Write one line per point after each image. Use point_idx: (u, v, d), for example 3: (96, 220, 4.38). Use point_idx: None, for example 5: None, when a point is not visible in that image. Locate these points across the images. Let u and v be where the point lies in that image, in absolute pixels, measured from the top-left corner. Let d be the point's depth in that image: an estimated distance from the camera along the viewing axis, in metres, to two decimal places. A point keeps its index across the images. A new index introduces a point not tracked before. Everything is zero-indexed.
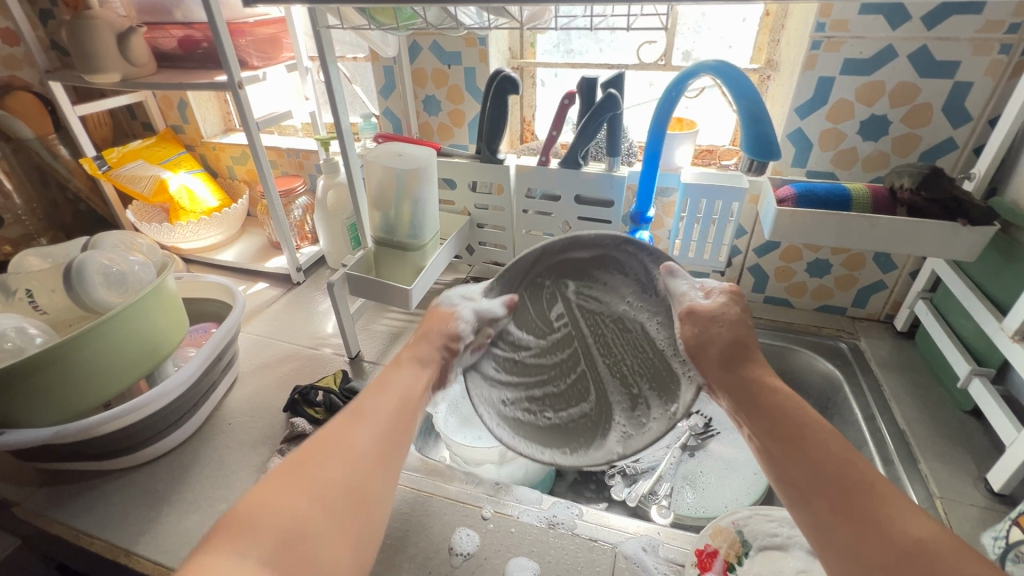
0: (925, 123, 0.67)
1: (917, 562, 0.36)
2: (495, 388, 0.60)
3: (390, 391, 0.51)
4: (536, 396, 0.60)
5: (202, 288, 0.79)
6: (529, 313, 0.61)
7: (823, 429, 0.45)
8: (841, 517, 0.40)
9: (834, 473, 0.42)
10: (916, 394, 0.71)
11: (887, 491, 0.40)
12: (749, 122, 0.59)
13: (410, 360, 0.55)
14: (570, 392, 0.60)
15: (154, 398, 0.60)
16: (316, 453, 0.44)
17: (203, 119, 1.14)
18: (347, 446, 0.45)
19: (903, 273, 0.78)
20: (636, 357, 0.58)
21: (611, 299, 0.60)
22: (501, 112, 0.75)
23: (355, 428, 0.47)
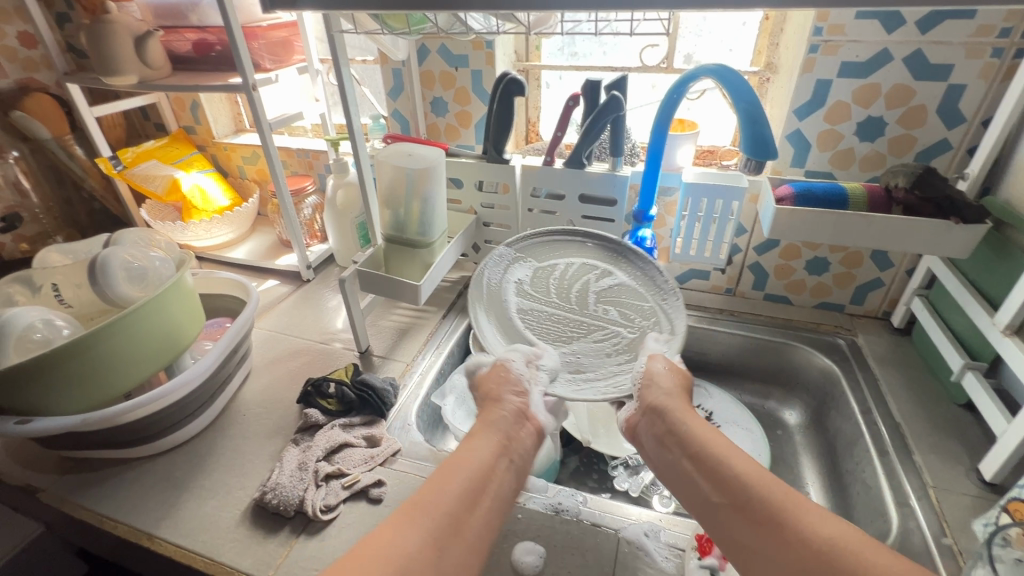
0: (920, 125, 0.69)
1: (816, 564, 0.38)
2: (574, 247, 0.73)
3: (470, 466, 0.48)
4: (558, 268, 0.72)
5: (217, 284, 0.82)
6: (626, 305, 0.68)
7: (729, 448, 0.49)
8: (752, 534, 0.43)
9: (740, 492, 0.45)
10: (911, 388, 0.73)
11: (776, 493, 0.43)
12: (746, 124, 0.61)
13: (483, 429, 0.52)
14: (538, 287, 0.70)
15: (175, 388, 0.62)
16: (402, 526, 0.41)
17: (214, 120, 1.16)
18: (431, 516, 0.43)
19: (899, 271, 0.80)
20: (534, 323, 0.66)
21: (586, 354, 0.63)
22: (508, 113, 0.77)
23: (434, 496, 0.44)
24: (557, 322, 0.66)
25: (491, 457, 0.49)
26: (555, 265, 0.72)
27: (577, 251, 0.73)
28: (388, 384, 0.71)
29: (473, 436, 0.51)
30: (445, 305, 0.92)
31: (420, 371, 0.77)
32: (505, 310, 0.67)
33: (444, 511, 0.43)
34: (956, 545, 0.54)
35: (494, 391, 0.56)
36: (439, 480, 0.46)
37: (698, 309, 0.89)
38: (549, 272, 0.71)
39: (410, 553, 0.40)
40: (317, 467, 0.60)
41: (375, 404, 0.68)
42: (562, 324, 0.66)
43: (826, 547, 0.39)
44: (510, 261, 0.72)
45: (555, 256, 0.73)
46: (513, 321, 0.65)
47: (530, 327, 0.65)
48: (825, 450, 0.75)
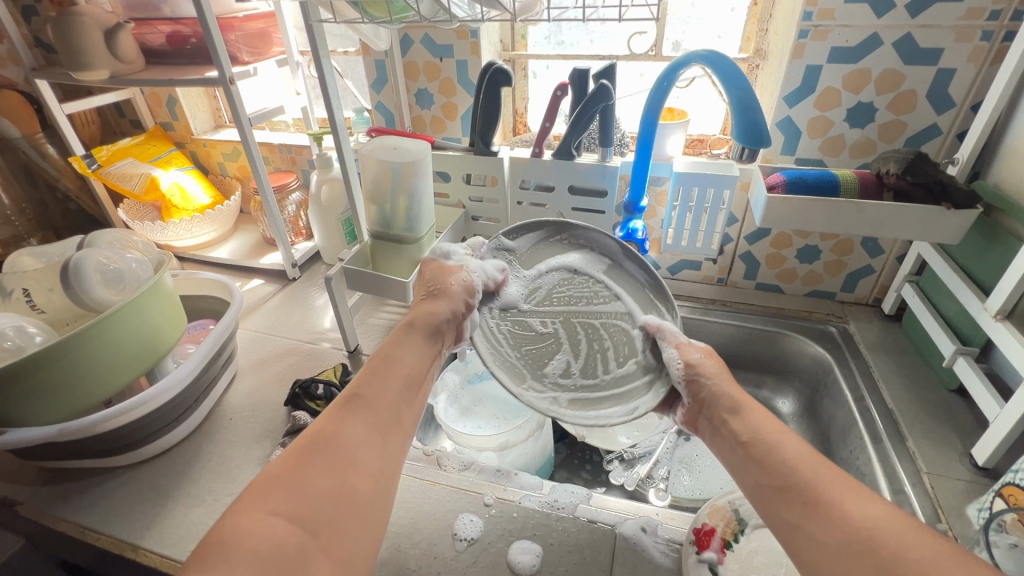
0: (911, 110, 0.69)
1: (860, 548, 0.36)
2: (624, 394, 0.58)
3: (403, 365, 0.52)
4: (604, 366, 0.60)
5: (199, 285, 0.80)
6: (519, 342, 0.61)
7: (788, 441, 0.45)
8: (798, 513, 0.40)
9: (789, 475, 0.42)
10: (903, 374, 0.73)
11: (826, 475, 0.41)
12: (739, 111, 0.60)
13: (420, 334, 0.54)
14: (615, 335, 0.62)
15: (157, 394, 0.60)
16: (345, 421, 0.45)
17: (193, 116, 1.13)
18: (370, 414, 0.47)
19: (890, 258, 0.80)
20: (600, 295, 0.64)
21: (537, 273, 0.65)
22: (494, 105, 0.75)
23: (380, 400, 0.48)
24: (579, 297, 0.64)
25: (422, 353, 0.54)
26: (613, 360, 0.60)
27: (624, 394, 0.58)
28: None
29: (409, 333, 0.54)
30: None
31: None
32: (620, 284, 0.65)
33: (381, 409, 0.47)
34: (951, 531, 0.54)
35: (444, 287, 0.57)
36: (381, 375, 0.50)
37: (690, 300, 0.89)
38: (611, 360, 0.60)
39: (356, 449, 0.44)
40: None
41: None
42: (575, 296, 0.64)
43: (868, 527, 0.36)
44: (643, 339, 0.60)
45: (624, 367, 0.60)
46: (604, 290, 0.64)
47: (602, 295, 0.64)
48: (818, 438, 0.76)
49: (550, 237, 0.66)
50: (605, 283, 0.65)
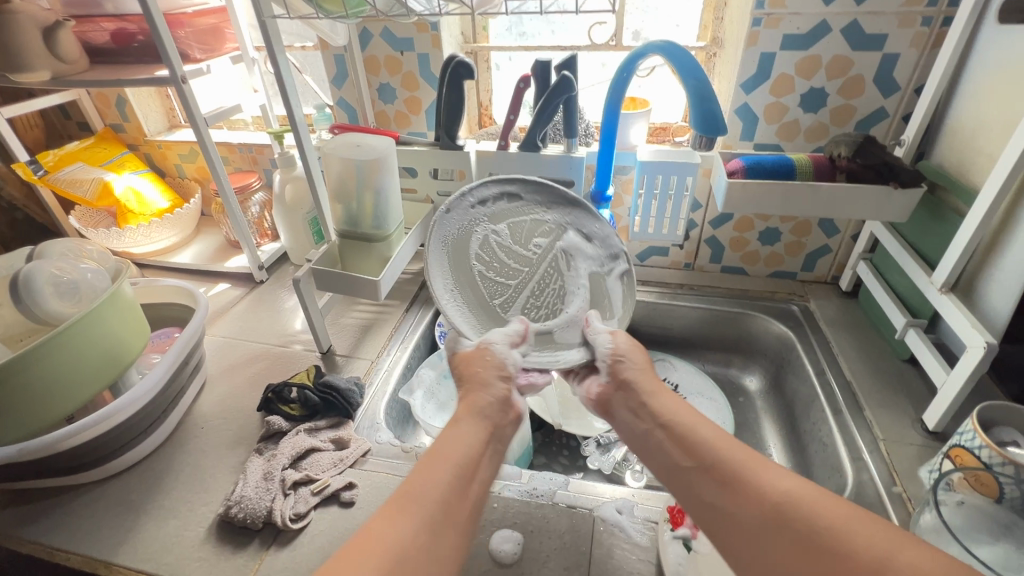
0: (859, 94, 0.71)
1: (778, 522, 0.37)
2: (458, 257, 0.60)
3: (457, 454, 0.44)
4: (472, 260, 0.60)
5: (161, 293, 0.77)
6: (535, 226, 0.62)
7: (702, 423, 0.46)
8: (719, 492, 0.41)
9: (710, 455, 0.43)
10: (860, 347, 0.77)
11: (747, 459, 0.41)
12: (696, 101, 0.61)
13: (468, 419, 0.47)
14: (489, 290, 0.61)
15: (122, 407, 0.59)
16: (392, 518, 0.38)
17: (144, 116, 1.08)
18: (421, 506, 0.39)
19: (845, 237, 0.83)
20: (526, 313, 0.61)
21: (579, 279, 0.62)
22: (458, 98, 0.75)
23: (429, 492, 0.40)
24: (535, 296, 0.61)
25: (477, 438, 0.46)
26: (479, 265, 0.60)
27: (462, 257, 0.60)
28: (352, 384, 0.69)
29: (458, 422, 0.47)
30: (407, 298, 0.91)
31: (385, 367, 0.76)
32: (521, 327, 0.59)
33: (435, 500, 0.40)
34: (905, 492, 0.57)
35: (476, 373, 0.52)
36: (432, 459, 0.43)
37: (659, 285, 0.91)
38: (478, 278, 0.61)
39: (401, 547, 0.36)
40: (283, 475, 0.58)
41: (340, 406, 0.66)
42: (537, 295, 0.61)
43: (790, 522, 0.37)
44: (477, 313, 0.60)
45: (471, 273, 0.60)
46: (532, 314, 0.61)
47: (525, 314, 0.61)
48: (784, 412, 0.79)
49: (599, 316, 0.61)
50: (534, 319, 0.60)
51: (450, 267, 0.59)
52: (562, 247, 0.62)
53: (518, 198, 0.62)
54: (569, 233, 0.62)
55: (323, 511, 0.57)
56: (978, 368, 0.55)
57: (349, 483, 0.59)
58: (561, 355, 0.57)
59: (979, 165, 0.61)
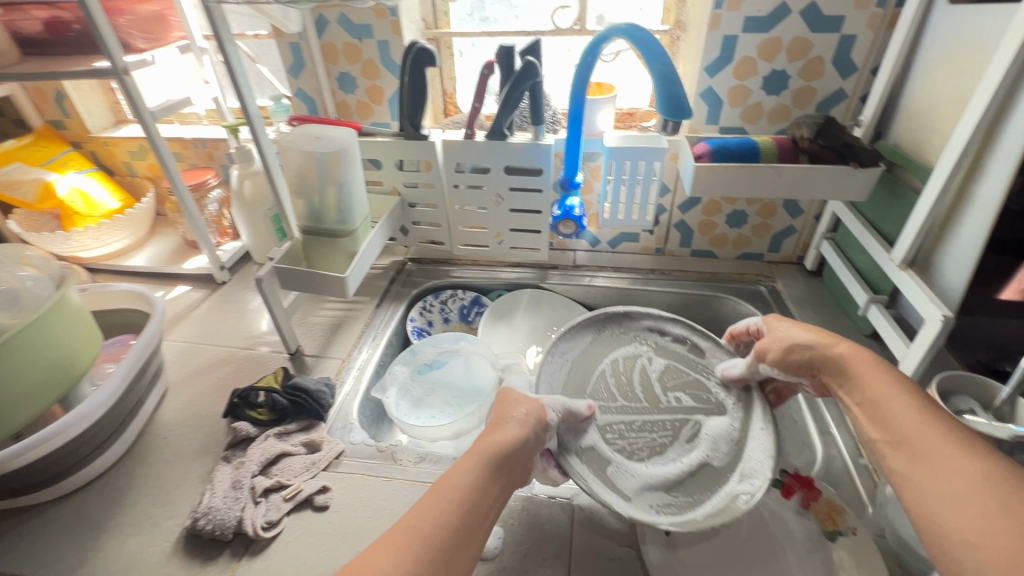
0: (819, 76, 0.72)
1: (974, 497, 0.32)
2: (599, 349, 0.66)
3: (462, 487, 0.40)
4: (609, 356, 0.65)
5: (114, 298, 0.73)
6: (684, 385, 0.62)
7: (895, 391, 0.40)
8: (907, 463, 0.37)
9: (899, 426, 0.38)
10: (825, 325, 0.79)
11: (943, 436, 0.36)
12: (661, 84, 0.61)
13: (485, 453, 0.43)
14: (601, 384, 0.63)
15: (75, 421, 0.56)
16: (381, 557, 0.35)
17: (87, 111, 1.02)
18: (412, 548, 0.35)
19: (809, 217, 0.85)
20: (610, 428, 0.58)
21: (683, 455, 0.56)
22: (420, 86, 0.73)
23: (428, 531, 0.37)
24: (629, 428, 0.59)
25: (486, 473, 0.42)
26: (608, 368, 0.64)
27: (602, 351, 0.66)
28: (323, 385, 0.67)
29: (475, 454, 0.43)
30: (378, 293, 0.89)
31: (358, 366, 0.74)
32: (592, 430, 0.57)
33: (434, 543, 0.36)
34: (871, 463, 0.59)
35: (507, 412, 0.48)
36: (438, 492, 0.40)
37: (631, 272, 0.92)
38: (605, 369, 0.64)
39: None
40: (253, 483, 0.56)
41: (311, 408, 0.64)
42: (630, 431, 0.58)
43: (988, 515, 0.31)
44: (580, 381, 0.63)
45: (596, 369, 0.64)
46: (607, 435, 0.57)
47: (610, 423, 0.59)
48: None
49: (670, 493, 0.53)
50: (607, 444, 0.56)
51: (586, 344, 0.66)
52: (694, 420, 0.59)
53: (696, 355, 0.65)
54: (707, 418, 0.58)
55: (297, 517, 0.55)
56: (936, 340, 0.57)
57: (323, 487, 0.57)
58: (595, 484, 0.51)
59: (933, 144, 0.63)
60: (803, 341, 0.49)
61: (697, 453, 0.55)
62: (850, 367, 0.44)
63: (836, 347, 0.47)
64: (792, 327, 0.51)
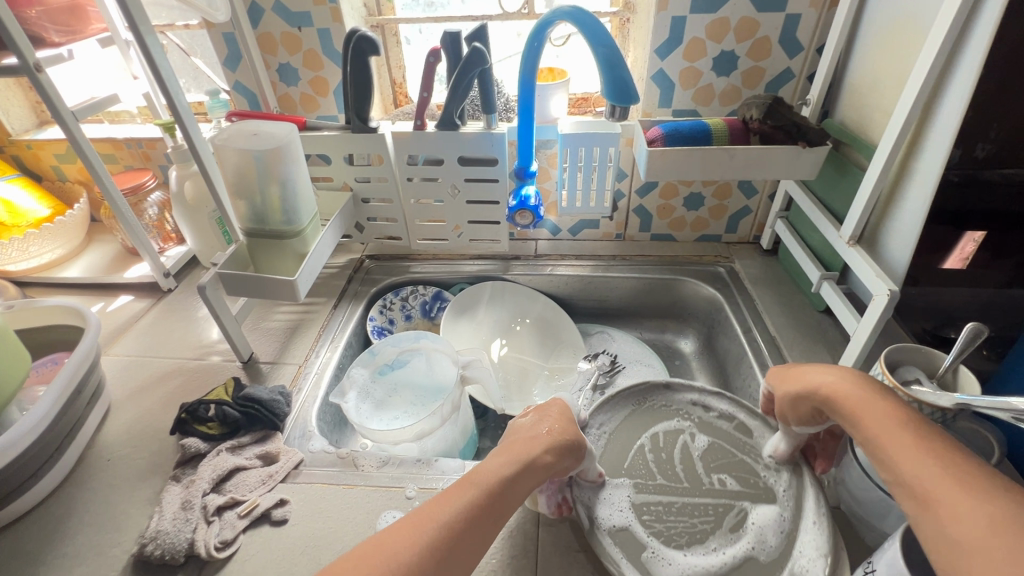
0: (766, 56, 0.73)
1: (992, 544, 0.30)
2: (639, 422, 0.61)
3: (487, 484, 0.40)
4: (649, 425, 0.60)
5: (44, 314, 0.69)
6: (728, 466, 0.56)
7: (894, 429, 0.39)
8: (916, 507, 0.35)
9: (903, 469, 0.37)
10: (781, 303, 0.80)
11: (951, 476, 0.35)
12: (606, 68, 0.60)
13: (513, 456, 0.43)
14: (639, 457, 0.58)
15: (6, 447, 0.52)
16: (399, 538, 0.35)
17: (5, 112, 0.94)
18: (429, 532, 0.35)
19: (763, 197, 0.86)
20: (647, 508, 0.53)
21: (726, 547, 0.50)
22: (364, 76, 0.69)
23: (446, 516, 0.37)
24: (666, 509, 0.53)
25: (515, 473, 0.42)
26: (648, 442, 0.59)
27: (641, 425, 0.60)
28: (277, 394, 0.64)
29: (505, 456, 0.44)
30: (335, 293, 0.86)
31: (315, 371, 0.72)
32: (631, 512, 0.53)
33: (450, 530, 0.36)
34: None
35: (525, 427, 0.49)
36: (464, 485, 0.40)
37: (592, 259, 0.91)
38: (644, 441, 0.59)
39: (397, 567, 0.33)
40: (205, 502, 0.54)
41: (265, 418, 0.62)
42: (667, 513, 0.53)
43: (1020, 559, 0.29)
44: (617, 452, 0.58)
45: (635, 442, 0.59)
46: (643, 516, 0.52)
47: (647, 501, 0.54)
48: (717, 370, 0.83)
49: None
50: (643, 525, 0.52)
51: (625, 416, 0.61)
52: (740, 508, 0.53)
53: (745, 433, 0.59)
54: (753, 508, 0.52)
55: (254, 534, 0.53)
56: (884, 313, 0.59)
57: (281, 500, 0.55)
58: None
59: (876, 121, 0.64)
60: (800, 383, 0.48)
61: (740, 543, 0.50)
62: (841, 403, 0.43)
63: (828, 385, 0.45)
64: (819, 369, 0.48)
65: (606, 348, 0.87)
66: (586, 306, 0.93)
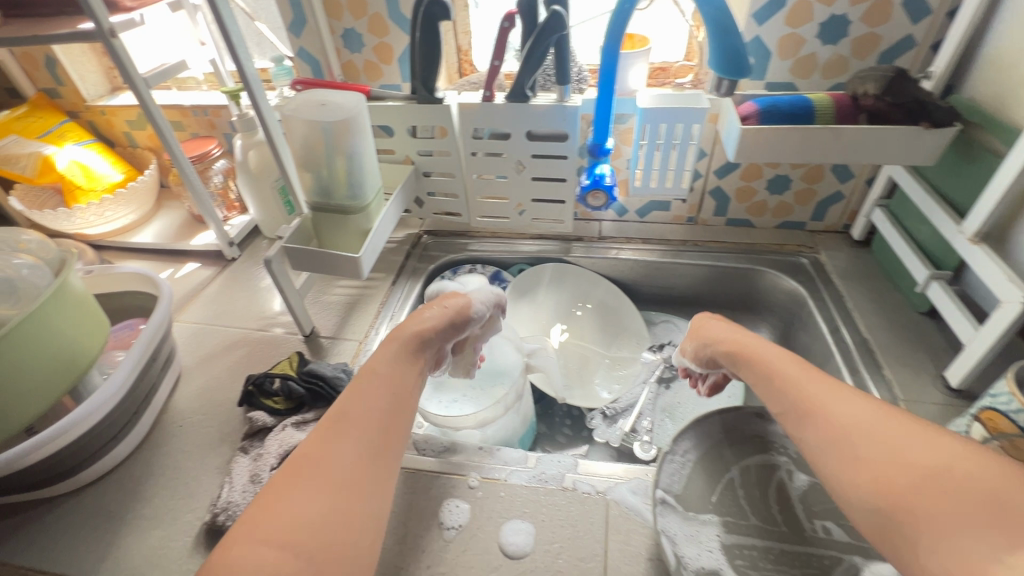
0: (885, 22, 0.64)
1: (842, 445, 0.37)
2: (730, 451, 0.54)
3: (382, 376, 0.45)
4: (738, 455, 0.54)
5: (120, 280, 0.70)
6: (830, 514, 0.51)
7: (783, 359, 0.46)
8: (795, 425, 0.41)
9: (788, 392, 0.43)
10: (875, 301, 0.73)
11: (820, 391, 0.41)
12: (717, 34, 0.55)
13: (404, 348, 0.49)
14: (729, 492, 0.52)
15: (88, 413, 0.53)
16: (324, 441, 0.39)
17: (80, 78, 0.96)
18: (351, 430, 0.40)
19: (859, 182, 0.78)
20: (740, 551, 0.48)
21: None
22: (434, 43, 0.65)
23: (359, 411, 0.41)
24: (761, 554, 0.48)
25: (399, 360, 0.48)
26: (740, 477, 0.53)
27: (733, 455, 0.54)
28: (340, 371, 0.63)
29: (390, 345, 0.49)
30: (394, 269, 0.85)
31: (375, 348, 0.71)
32: (722, 555, 0.47)
33: (369, 423, 0.41)
34: None
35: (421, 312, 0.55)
36: (360, 383, 0.44)
37: (661, 243, 0.86)
38: (734, 474, 0.53)
39: (340, 465, 0.37)
40: (272, 477, 0.54)
41: (328, 396, 0.61)
42: (763, 558, 0.48)
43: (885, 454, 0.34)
44: (705, 485, 0.52)
45: (725, 475, 0.52)
46: (736, 561, 0.47)
47: (740, 543, 0.49)
48: None
49: None
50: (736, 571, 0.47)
51: (716, 444, 0.53)
52: (847, 561, 0.47)
53: None
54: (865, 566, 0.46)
55: None
56: (1013, 324, 0.52)
57: None
58: None
59: (1020, 99, 0.55)
60: (711, 334, 0.56)
61: None
62: (745, 350, 0.51)
63: (731, 338, 0.54)
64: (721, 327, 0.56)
65: (672, 339, 0.83)
66: (651, 293, 0.89)
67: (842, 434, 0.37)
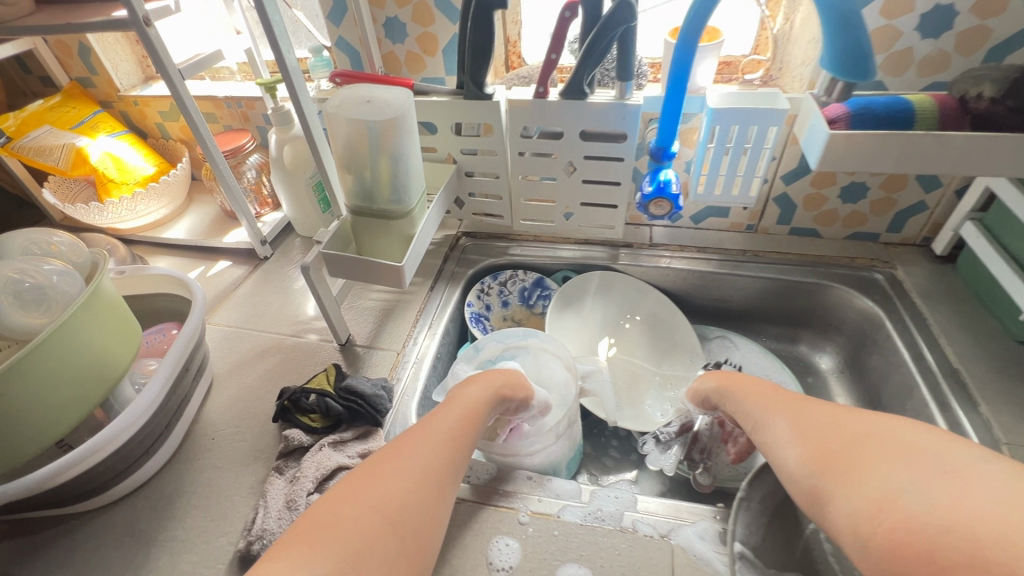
0: (999, 13, 0.56)
1: (833, 448, 0.41)
2: None
3: (470, 406, 0.49)
4: None
5: (151, 282, 0.67)
6: None
7: (787, 396, 0.49)
8: (792, 430, 0.45)
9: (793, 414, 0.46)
10: (965, 326, 0.66)
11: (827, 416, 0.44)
12: (839, 30, 0.49)
13: (487, 382, 0.53)
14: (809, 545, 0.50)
15: (120, 429, 0.51)
16: (414, 446, 0.44)
17: (113, 66, 0.93)
18: (436, 442, 0.45)
19: (948, 191, 0.70)
20: None
21: None
22: (487, 34, 0.60)
23: (446, 430, 0.46)
24: None
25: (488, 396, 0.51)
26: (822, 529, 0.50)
27: None
28: (379, 388, 0.60)
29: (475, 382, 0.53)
30: (432, 273, 0.81)
31: (414, 359, 0.67)
32: None
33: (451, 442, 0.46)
34: None
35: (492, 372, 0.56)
36: (449, 404, 0.49)
37: (719, 252, 0.79)
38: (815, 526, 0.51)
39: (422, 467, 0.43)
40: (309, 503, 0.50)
41: (367, 414, 0.57)
42: None
43: (849, 444, 0.40)
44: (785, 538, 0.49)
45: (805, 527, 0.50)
46: None
47: None
48: (865, 395, 0.71)
49: None
50: None
51: None
52: None
53: None
54: None
55: None
56: None
57: None
58: None
59: None
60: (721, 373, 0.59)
61: None
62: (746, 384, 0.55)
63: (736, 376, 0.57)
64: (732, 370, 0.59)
65: (729, 357, 0.77)
66: (704, 305, 0.83)
67: (812, 434, 0.43)
